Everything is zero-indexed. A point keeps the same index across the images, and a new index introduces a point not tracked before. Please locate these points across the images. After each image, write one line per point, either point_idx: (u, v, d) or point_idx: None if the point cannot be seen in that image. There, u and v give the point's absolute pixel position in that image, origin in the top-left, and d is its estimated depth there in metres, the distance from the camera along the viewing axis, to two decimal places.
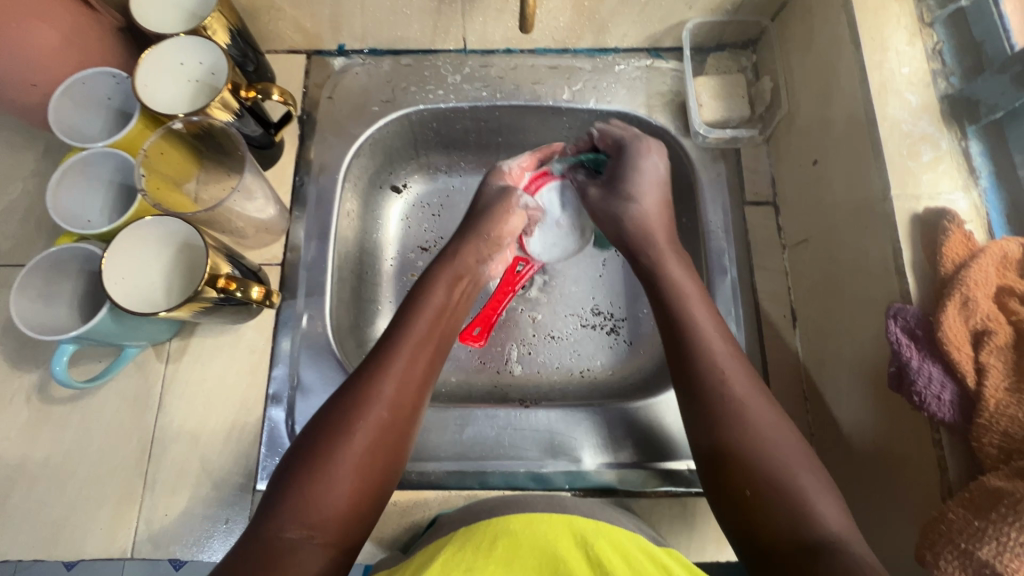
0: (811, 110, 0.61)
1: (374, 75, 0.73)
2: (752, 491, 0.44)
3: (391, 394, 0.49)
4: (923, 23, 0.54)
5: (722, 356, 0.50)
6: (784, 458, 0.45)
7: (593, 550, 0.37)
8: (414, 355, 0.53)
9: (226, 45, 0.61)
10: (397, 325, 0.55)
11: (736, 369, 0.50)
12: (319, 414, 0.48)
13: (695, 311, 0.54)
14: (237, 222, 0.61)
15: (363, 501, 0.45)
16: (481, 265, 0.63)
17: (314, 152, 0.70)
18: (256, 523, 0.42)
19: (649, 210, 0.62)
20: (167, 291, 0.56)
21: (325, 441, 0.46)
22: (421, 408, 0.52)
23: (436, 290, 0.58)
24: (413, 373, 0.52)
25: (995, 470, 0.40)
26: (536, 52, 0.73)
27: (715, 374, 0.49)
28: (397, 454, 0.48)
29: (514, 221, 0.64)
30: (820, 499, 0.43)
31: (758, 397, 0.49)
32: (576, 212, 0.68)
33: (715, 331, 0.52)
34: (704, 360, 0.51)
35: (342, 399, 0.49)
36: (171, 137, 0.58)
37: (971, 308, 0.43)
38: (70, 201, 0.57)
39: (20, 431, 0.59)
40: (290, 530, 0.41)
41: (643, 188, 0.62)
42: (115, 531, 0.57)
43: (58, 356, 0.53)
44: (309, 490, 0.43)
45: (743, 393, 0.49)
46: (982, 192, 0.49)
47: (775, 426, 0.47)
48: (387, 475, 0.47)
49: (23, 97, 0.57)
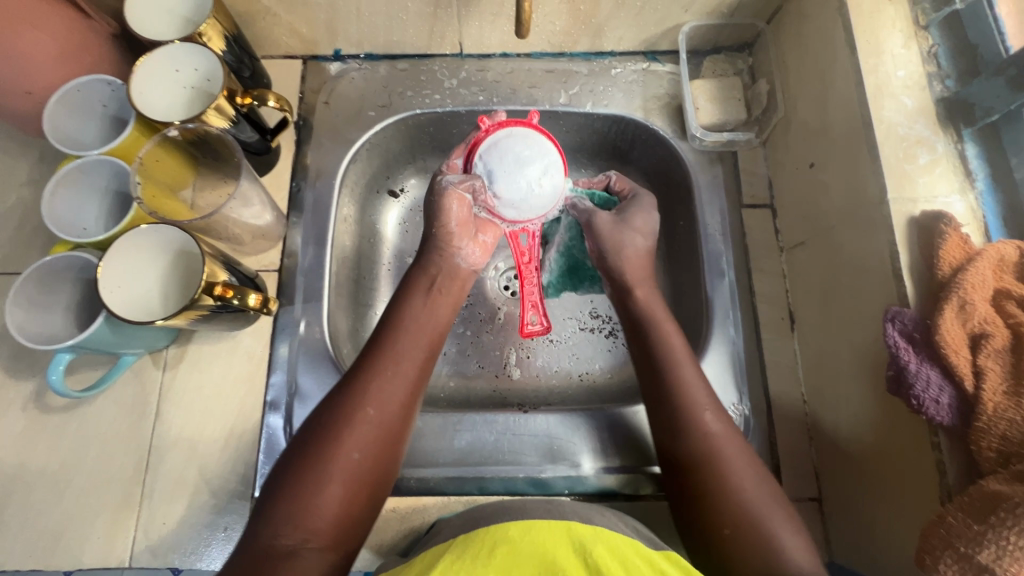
0: (807, 113, 0.61)
1: (370, 80, 0.73)
2: (729, 529, 0.46)
3: (380, 395, 0.50)
4: (918, 27, 0.54)
5: (698, 397, 0.52)
6: (762, 503, 0.46)
7: (592, 557, 0.37)
8: (404, 358, 0.53)
9: (221, 51, 0.60)
10: (382, 331, 0.55)
11: (713, 410, 0.51)
12: (310, 419, 0.49)
13: (674, 349, 0.55)
14: (234, 228, 0.61)
15: (359, 502, 0.46)
16: (456, 257, 0.61)
17: (311, 157, 0.70)
18: (252, 531, 0.43)
19: (639, 249, 0.61)
20: (163, 300, 0.56)
21: (318, 445, 0.46)
22: (413, 408, 0.52)
23: (415, 294, 0.58)
24: (403, 375, 0.52)
25: (993, 474, 0.40)
26: (533, 56, 0.73)
27: (691, 418, 0.51)
28: (392, 455, 0.49)
29: (455, 208, 0.58)
30: (795, 541, 0.45)
31: (734, 437, 0.50)
32: (516, 159, 0.53)
33: (691, 371, 0.54)
34: (681, 403, 0.52)
35: (332, 403, 0.49)
36: (166, 144, 0.57)
37: (969, 311, 0.43)
38: (63, 207, 0.56)
39: (17, 440, 0.59)
40: (287, 535, 0.42)
41: (639, 224, 0.62)
42: (113, 539, 0.56)
43: (54, 365, 0.53)
44: (304, 495, 0.44)
45: (719, 434, 0.50)
46: (979, 195, 0.49)
47: (751, 470, 0.48)
48: (382, 476, 0.48)
49: (18, 104, 0.57)
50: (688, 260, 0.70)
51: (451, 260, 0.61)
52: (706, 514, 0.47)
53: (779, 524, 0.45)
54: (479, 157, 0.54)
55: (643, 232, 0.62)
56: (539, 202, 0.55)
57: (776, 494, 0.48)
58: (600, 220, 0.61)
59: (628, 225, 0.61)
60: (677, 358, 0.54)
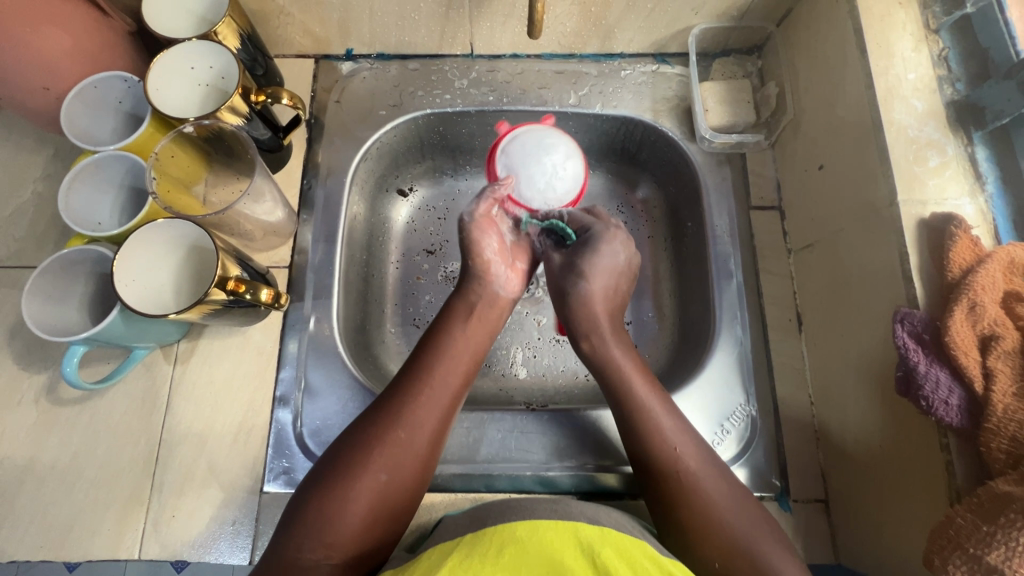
0: (817, 115, 0.62)
1: (381, 80, 0.73)
2: (719, 562, 0.46)
3: (413, 418, 0.50)
4: (929, 30, 0.54)
5: (668, 428, 0.52)
6: (745, 534, 0.46)
7: (600, 559, 0.37)
8: (437, 388, 0.53)
9: (237, 49, 0.61)
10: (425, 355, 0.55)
11: (688, 445, 0.51)
12: (345, 437, 0.50)
13: (637, 386, 0.54)
14: (245, 224, 0.61)
15: (381, 526, 0.46)
16: (496, 287, 0.61)
17: (322, 155, 0.70)
18: (277, 545, 0.44)
19: (595, 293, 0.59)
20: (176, 293, 0.57)
21: (346, 467, 0.47)
22: (442, 435, 0.52)
23: (455, 323, 0.58)
24: (436, 400, 0.52)
25: (1003, 476, 0.40)
26: (543, 57, 0.74)
27: (670, 465, 0.50)
28: (417, 481, 0.49)
29: (491, 241, 0.61)
30: (777, 559, 0.45)
31: (711, 470, 0.50)
32: (539, 149, 0.61)
33: (661, 406, 0.53)
34: (647, 432, 0.52)
35: (366, 424, 0.50)
36: (181, 141, 0.58)
37: (979, 312, 0.43)
38: (79, 201, 0.57)
39: (30, 431, 0.59)
40: (309, 553, 0.43)
41: (592, 267, 0.59)
42: (123, 532, 0.57)
43: (69, 357, 0.53)
44: (327, 513, 0.45)
45: (697, 468, 0.50)
46: (988, 198, 0.49)
47: (734, 505, 0.48)
48: (406, 501, 0.48)
49: (36, 100, 0.57)
50: (695, 262, 0.70)
51: (490, 289, 0.60)
52: (694, 549, 0.47)
53: (767, 549, 0.45)
54: (501, 153, 0.62)
55: (595, 276, 0.60)
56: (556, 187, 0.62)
57: (758, 518, 0.48)
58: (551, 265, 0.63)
59: (580, 271, 0.60)
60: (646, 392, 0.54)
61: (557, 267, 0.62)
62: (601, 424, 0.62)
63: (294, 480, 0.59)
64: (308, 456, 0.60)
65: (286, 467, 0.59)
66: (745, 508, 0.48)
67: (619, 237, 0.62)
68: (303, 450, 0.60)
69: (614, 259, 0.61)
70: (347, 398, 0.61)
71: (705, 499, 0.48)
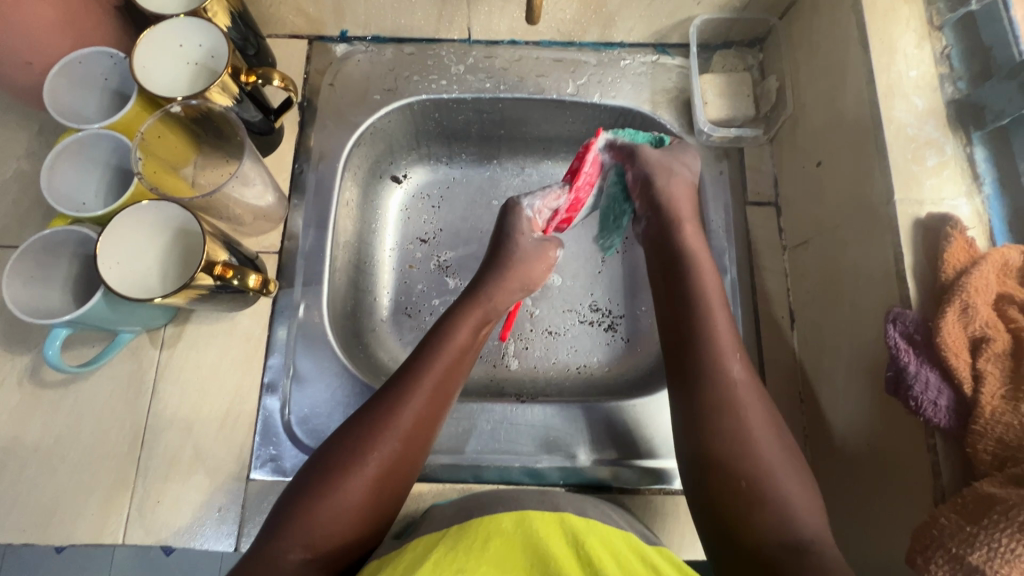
0: (817, 111, 0.61)
1: (376, 63, 0.72)
2: (747, 481, 0.46)
3: (410, 423, 0.49)
4: (932, 27, 0.53)
5: (723, 337, 0.52)
6: (775, 453, 0.47)
7: (586, 549, 0.38)
8: (438, 388, 0.51)
9: (226, 28, 0.60)
10: (423, 351, 0.53)
11: (739, 357, 0.51)
12: (336, 436, 0.48)
13: (706, 321, 0.53)
14: (235, 208, 0.60)
15: (368, 524, 0.45)
16: (506, 306, 0.60)
17: (314, 139, 0.69)
18: (262, 537, 0.43)
19: (689, 184, 0.61)
20: (162, 278, 0.56)
21: (340, 464, 0.46)
22: (434, 435, 0.51)
23: (463, 323, 0.56)
24: (430, 404, 0.50)
25: (988, 477, 0.40)
26: (541, 45, 0.73)
27: (717, 374, 0.50)
28: (405, 480, 0.48)
29: (539, 269, 0.62)
30: (793, 482, 0.46)
31: (755, 386, 0.51)
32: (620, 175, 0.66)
33: (721, 318, 0.53)
34: (709, 344, 0.52)
35: (362, 421, 0.48)
36: (168, 121, 0.56)
37: (971, 314, 0.43)
38: (62, 180, 0.56)
39: (12, 414, 0.58)
40: (294, 552, 0.42)
41: (688, 159, 0.62)
42: (107, 517, 0.56)
43: (51, 340, 0.52)
44: (313, 513, 0.43)
45: (744, 382, 0.50)
46: (985, 199, 0.48)
47: (769, 420, 0.49)
48: (393, 502, 0.47)
49: (20, 75, 0.56)
50: None
51: (507, 296, 0.60)
52: (725, 486, 0.46)
53: (787, 473, 0.46)
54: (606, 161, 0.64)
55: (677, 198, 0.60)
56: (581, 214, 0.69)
57: (786, 439, 0.49)
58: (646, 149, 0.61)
59: (678, 158, 0.62)
60: (708, 310, 0.54)
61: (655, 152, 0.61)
62: (593, 419, 0.61)
63: (281, 467, 0.58)
64: (295, 444, 0.59)
65: (273, 454, 0.59)
66: (775, 429, 0.49)
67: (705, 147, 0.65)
68: (291, 437, 0.60)
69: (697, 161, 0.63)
70: (337, 386, 0.61)
71: (748, 416, 0.48)
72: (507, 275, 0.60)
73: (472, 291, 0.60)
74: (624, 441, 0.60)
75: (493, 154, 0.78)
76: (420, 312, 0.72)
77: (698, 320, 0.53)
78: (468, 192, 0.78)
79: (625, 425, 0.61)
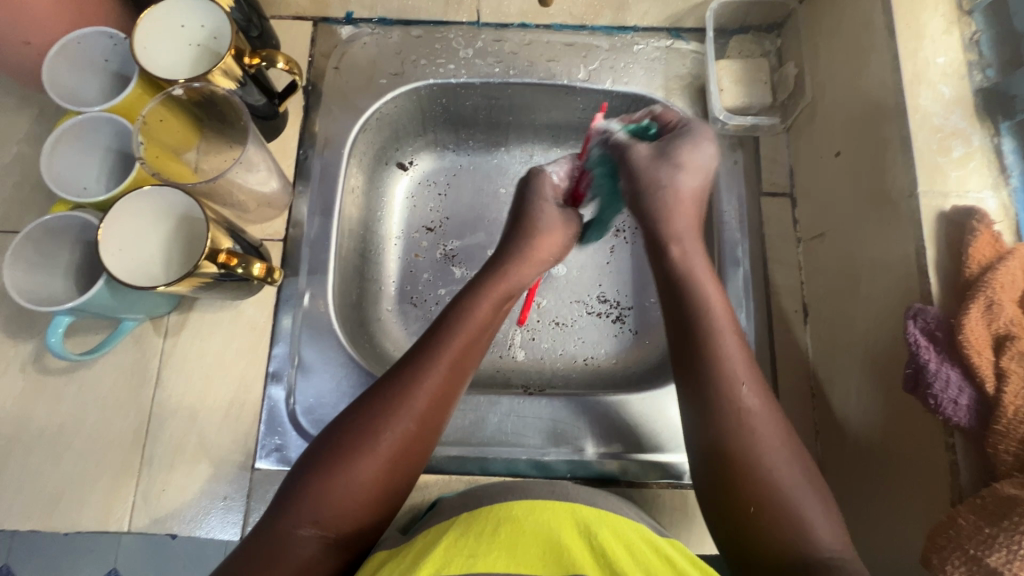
0: (837, 99, 0.59)
1: (382, 46, 0.70)
2: (756, 508, 0.43)
3: (423, 404, 0.47)
4: (962, 12, 0.51)
5: (734, 360, 0.48)
6: (788, 478, 0.44)
7: (596, 540, 0.37)
8: (454, 369, 0.50)
9: (230, 8, 0.57)
10: (443, 327, 0.52)
11: (751, 384, 0.47)
12: (350, 411, 0.47)
13: (710, 336, 0.49)
14: (238, 194, 0.59)
15: (380, 503, 0.45)
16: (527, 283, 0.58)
17: (319, 125, 0.68)
18: (272, 514, 0.43)
19: (686, 187, 0.54)
20: (166, 265, 0.55)
21: (350, 444, 0.45)
22: (448, 415, 0.50)
23: (482, 300, 0.54)
24: (446, 386, 0.49)
25: (1009, 478, 0.39)
26: (553, 28, 0.71)
27: (728, 403, 0.46)
28: (419, 461, 0.48)
29: (548, 244, 0.59)
30: (820, 515, 0.42)
31: (773, 415, 0.46)
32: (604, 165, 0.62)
33: (734, 342, 0.49)
34: (714, 371, 0.47)
35: (377, 399, 0.47)
36: (170, 104, 0.55)
37: (995, 312, 0.42)
38: (63, 165, 0.55)
39: (16, 401, 0.58)
40: (305, 526, 0.42)
41: (684, 160, 0.55)
42: (112, 504, 0.56)
43: (53, 327, 0.51)
44: (324, 491, 0.43)
45: (755, 410, 0.46)
46: (1013, 191, 0.47)
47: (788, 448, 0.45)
48: (406, 481, 0.47)
49: (20, 57, 0.55)
50: None
51: (525, 274, 0.58)
52: (731, 492, 0.44)
53: (804, 499, 0.43)
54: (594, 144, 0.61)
55: (690, 170, 0.55)
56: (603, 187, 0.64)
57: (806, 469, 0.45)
58: (623, 163, 0.55)
59: (672, 160, 0.54)
60: (722, 333, 0.49)
61: (642, 159, 0.55)
62: (602, 411, 0.60)
63: (287, 457, 0.58)
64: (300, 435, 0.59)
65: (278, 444, 0.59)
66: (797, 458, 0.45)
67: (711, 134, 0.56)
68: (296, 427, 0.59)
69: (705, 156, 0.55)
70: (342, 376, 0.60)
71: (765, 446, 0.45)
72: (535, 242, 0.58)
73: (495, 264, 0.58)
74: (633, 436, 0.60)
75: (501, 141, 0.76)
76: (426, 302, 0.71)
77: (705, 340, 0.48)
78: (476, 180, 0.76)
79: (633, 418, 0.60)
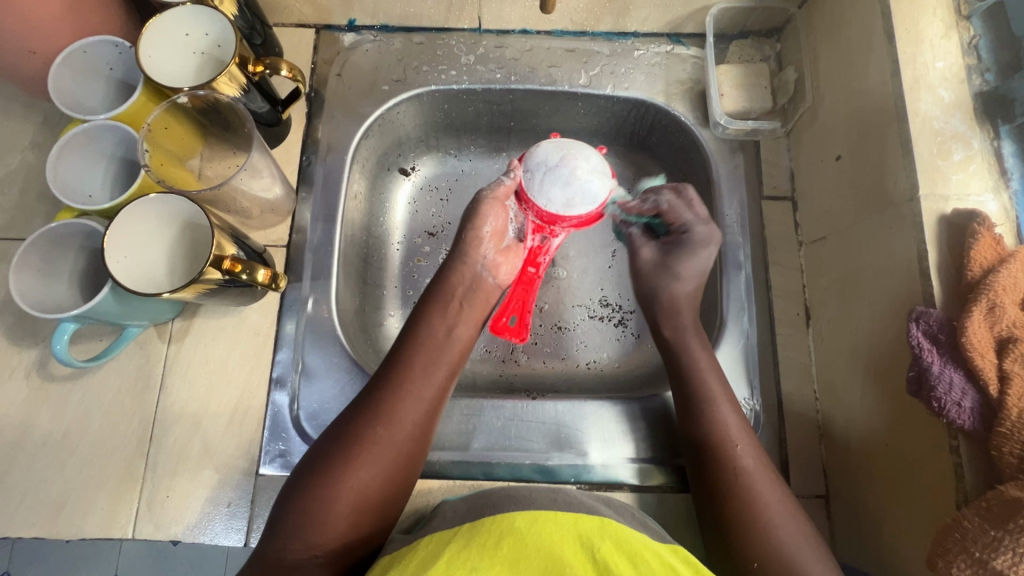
0: (837, 103, 0.59)
1: (385, 53, 0.70)
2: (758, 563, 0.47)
3: (396, 419, 0.50)
4: (960, 16, 0.51)
5: (709, 406, 0.55)
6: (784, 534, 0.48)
7: (598, 553, 0.37)
8: (426, 383, 0.53)
9: (233, 16, 0.58)
10: (408, 342, 0.56)
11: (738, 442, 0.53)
12: (328, 435, 0.50)
13: (689, 384, 0.56)
14: (243, 201, 0.59)
15: (368, 517, 0.47)
16: (483, 268, 0.61)
17: (322, 131, 0.68)
18: (267, 539, 0.45)
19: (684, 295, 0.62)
20: (170, 272, 0.56)
21: (337, 461, 0.47)
22: (429, 429, 0.52)
23: (437, 309, 0.58)
24: (420, 399, 0.52)
25: (1014, 480, 0.39)
26: (553, 34, 0.71)
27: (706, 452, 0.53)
28: (405, 475, 0.50)
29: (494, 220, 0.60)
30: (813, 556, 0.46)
31: (759, 467, 0.52)
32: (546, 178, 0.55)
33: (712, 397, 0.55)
34: (689, 420, 0.55)
35: (353, 421, 0.50)
36: (174, 112, 0.55)
37: (997, 314, 0.42)
38: (68, 173, 0.55)
39: (20, 408, 0.58)
40: (297, 548, 0.44)
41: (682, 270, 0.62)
42: (116, 512, 0.56)
43: (58, 334, 0.51)
44: (311, 513, 0.45)
45: (750, 472, 0.51)
46: (1013, 195, 0.47)
47: (781, 505, 0.49)
48: (394, 494, 0.49)
49: (25, 66, 0.55)
50: None
51: (473, 269, 0.60)
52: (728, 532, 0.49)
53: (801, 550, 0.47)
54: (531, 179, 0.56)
55: (688, 279, 0.62)
56: (552, 184, 0.54)
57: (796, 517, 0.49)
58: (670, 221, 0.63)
59: (672, 272, 0.62)
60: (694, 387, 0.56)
61: (649, 264, 0.65)
62: (600, 415, 0.61)
63: (290, 462, 0.58)
64: (305, 440, 0.59)
65: (282, 450, 0.59)
66: (799, 517, 0.49)
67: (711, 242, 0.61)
68: (300, 433, 0.59)
69: (705, 261, 0.62)
70: (344, 381, 0.61)
71: (752, 497, 0.50)
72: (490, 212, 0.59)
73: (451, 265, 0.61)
74: (632, 440, 0.60)
75: (502, 146, 0.77)
76: None
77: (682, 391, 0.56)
78: (478, 185, 0.76)
79: (630, 422, 0.61)
